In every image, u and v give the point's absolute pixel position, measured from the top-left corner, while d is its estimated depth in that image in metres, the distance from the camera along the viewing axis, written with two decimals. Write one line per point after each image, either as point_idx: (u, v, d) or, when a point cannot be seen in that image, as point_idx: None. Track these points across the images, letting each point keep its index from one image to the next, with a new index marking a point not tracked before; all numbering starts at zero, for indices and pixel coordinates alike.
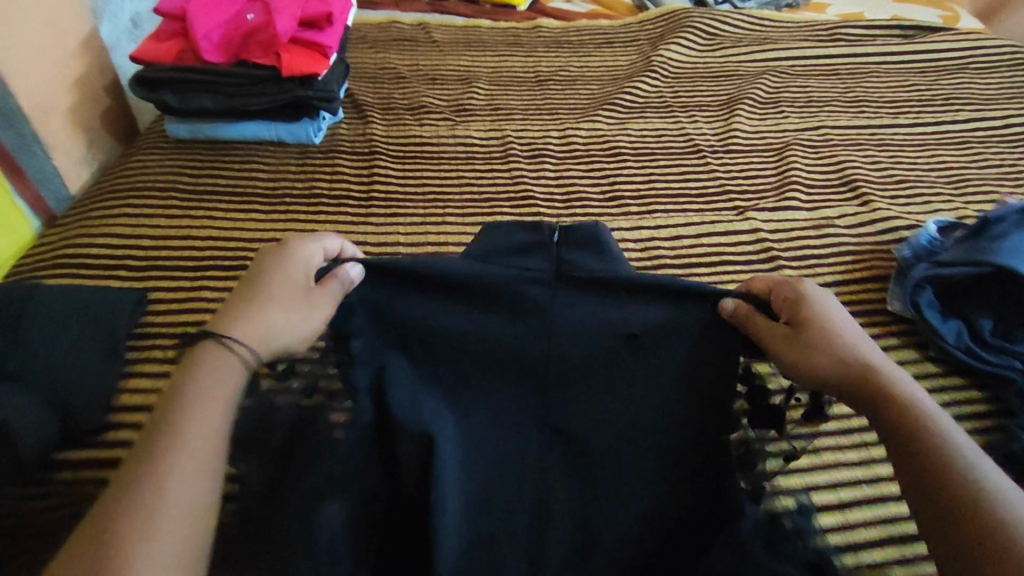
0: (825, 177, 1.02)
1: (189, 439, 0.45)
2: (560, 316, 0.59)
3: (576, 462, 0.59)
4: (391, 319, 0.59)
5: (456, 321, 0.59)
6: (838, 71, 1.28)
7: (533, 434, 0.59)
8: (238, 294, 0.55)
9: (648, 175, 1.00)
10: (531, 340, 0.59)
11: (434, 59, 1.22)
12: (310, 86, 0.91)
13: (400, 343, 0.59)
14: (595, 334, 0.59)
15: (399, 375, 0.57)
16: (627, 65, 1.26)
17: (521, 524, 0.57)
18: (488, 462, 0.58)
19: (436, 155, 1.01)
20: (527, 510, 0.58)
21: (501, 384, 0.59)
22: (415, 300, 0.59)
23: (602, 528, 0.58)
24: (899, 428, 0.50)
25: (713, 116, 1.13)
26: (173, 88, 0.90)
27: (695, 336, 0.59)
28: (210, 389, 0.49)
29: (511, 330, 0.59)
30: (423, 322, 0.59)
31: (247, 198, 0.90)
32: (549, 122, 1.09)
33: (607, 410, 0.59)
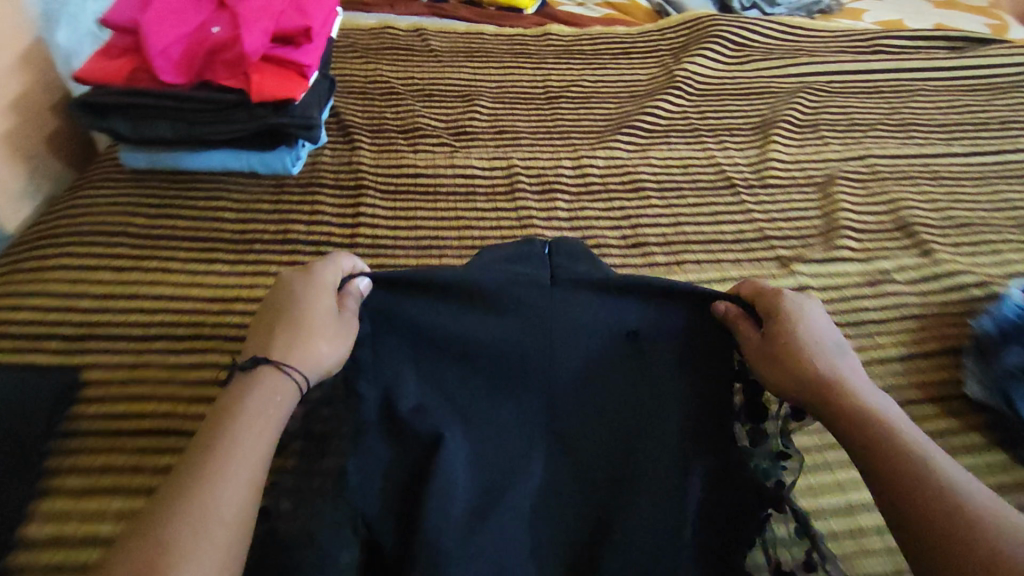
0: (876, 218, 0.89)
1: (240, 450, 0.43)
2: (560, 316, 0.55)
3: (580, 474, 0.52)
4: (394, 322, 0.54)
5: (457, 324, 0.54)
6: (881, 90, 1.15)
7: (532, 443, 0.52)
8: (264, 324, 0.52)
9: (675, 214, 0.87)
10: (532, 339, 0.54)
11: (431, 71, 1.09)
12: (286, 112, 0.78)
13: (404, 346, 0.54)
14: (598, 335, 0.55)
15: (410, 385, 0.52)
16: (647, 79, 1.12)
17: (522, 544, 0.50)
18: (489, 474, 0.51)
19: (433, 191, 0.88)
20: (527, 529, 0.51)
21: (499, 390, 0.54)
22: (423, 306, 0.55)
23: (614, 550, 0.49)
24: (882, 443, 0.46)
25: (745, 143, 1.00)
26: (124, 113, 0.77)
27: (690, 338, 0.56)
28: (261, 402, 0.46)
29: (509, 330, 0.54)
30: (423, 325, 0.54)
31: (210, 244, 0.77)
32: (561, 148, 0.96)
33: (608, 416, 0.54)
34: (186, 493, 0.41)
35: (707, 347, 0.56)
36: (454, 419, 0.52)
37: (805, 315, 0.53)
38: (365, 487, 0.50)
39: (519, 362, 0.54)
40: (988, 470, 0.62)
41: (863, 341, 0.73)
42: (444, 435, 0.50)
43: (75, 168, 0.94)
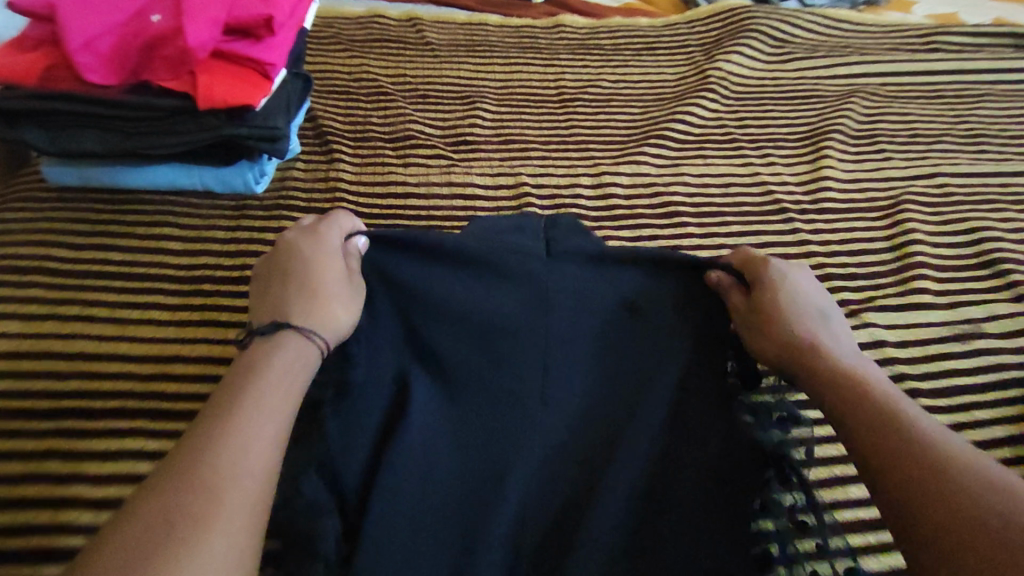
0: (954, 250, 0.75)
1: (260, 417, 0.38)
2: (547, 280, 0.52)
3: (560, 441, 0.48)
4: (386, 283, 0.52)
5: (442, 285, 0.52)
6: (944, 94, 1.00)
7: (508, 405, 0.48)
8: (268, 292, 0.48)
9: (715, 246, 0.73)
10: (516, 300, 0.51)
11: (426, 67, 0.94)
12: (242, 120, 0.64)
13: (389, 306, 0.51)
14: (588, 303, 0.52)
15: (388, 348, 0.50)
16: (676, 80, 0.97)
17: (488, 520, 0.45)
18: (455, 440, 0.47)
19: (427, 215, 0.74)
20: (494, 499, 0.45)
21: (478, 348, 0.50)
22: (415, 267, 0.53)
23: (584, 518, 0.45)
24: (862, 400, 0.41)
25: (793, 157, 0.85)
26: (40, 123, 0.62)
27: (687, 310, 0.53)
28: (274, 367, 0.41)
29: (493, 292, 0.52)
30: (411, 286, 0.51)
31: (150, 286, 0.65)
32: (578, 162, 0.82)
33: (591, 381, 0.50)
34: (183, 475, 0.35)
35: (707, 320, 0.52)
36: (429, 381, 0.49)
37: (791, 281, 0.51)
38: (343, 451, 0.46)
39: (499, 324, 0.50)
40: None
41: None
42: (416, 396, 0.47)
43: None
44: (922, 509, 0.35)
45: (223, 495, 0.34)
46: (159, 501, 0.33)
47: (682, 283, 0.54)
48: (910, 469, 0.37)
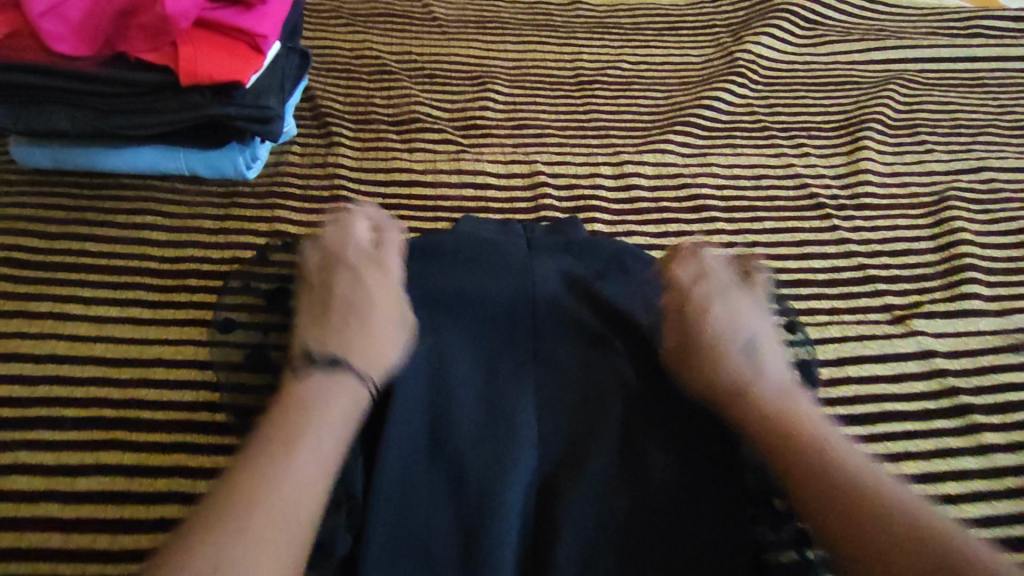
0: (1004, 252, 0.69)
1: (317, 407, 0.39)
2: (540, 264, 0.50)
3: (557, 417, 0.43)
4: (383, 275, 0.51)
5: (437, 272, 0.50)
6: (987, 82, 0.93)
7: (499, 375, 0.44)
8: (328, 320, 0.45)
9: (746, 245, 0.68)
10: (507, 277, 0.49)
11: (433, 45, 0.87)
12: (230, 99, 0.58)
13: None
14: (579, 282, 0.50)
15: None
16: (701, 62, 0.90)
17: (466, 504, 0.40)
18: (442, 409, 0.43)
19: (433, 206, 0.68)
20: (479, 480, 0.40)
21: (473, 322, 0.47)
22: (409, 258, 0.52)
23: (577, 495, 0.40)
24: (792, 436, 0.39)
25: (829, 148, 0.79)
26: (7, 98, 0.57)
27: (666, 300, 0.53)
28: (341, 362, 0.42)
29: (485, 270, 0.49)
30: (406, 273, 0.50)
31: (129, 280, 0.60)
32: (597, 149, 0.76)
33: (584, 354, 0.46)
34: (224, 522, 0.33)
35: None
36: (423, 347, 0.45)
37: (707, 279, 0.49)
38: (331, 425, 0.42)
39: (494, 297, 0.48)
40: None
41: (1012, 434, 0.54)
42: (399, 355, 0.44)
43: None
44: (871, 542, 0.33)
45: (273, 510, 0.34)
46: (218, 509, 0.33)
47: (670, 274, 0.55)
48: (845, 512, 0.35)
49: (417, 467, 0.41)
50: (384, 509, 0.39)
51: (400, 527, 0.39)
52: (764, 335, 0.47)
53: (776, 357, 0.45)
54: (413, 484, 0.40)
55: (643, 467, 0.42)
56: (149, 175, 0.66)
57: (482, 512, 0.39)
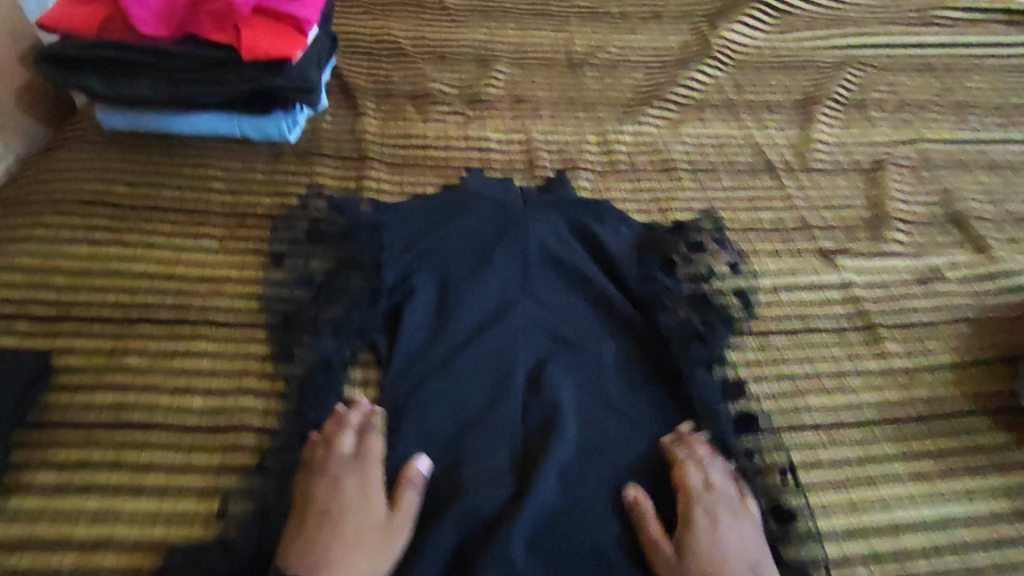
0: (928, 208, 0.81)
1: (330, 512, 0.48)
2: (529, 225, 0.67)
3: (534, 334, 0.61)
4: (406, 227, 0.68)
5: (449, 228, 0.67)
6: (933, 67, 1.05)
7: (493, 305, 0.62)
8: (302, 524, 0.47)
9: (707, 198, 0.79)
10: (501, 236, 0.66)
11: (444, 31, 1.00)
12: (280, 73, 0.70)
13: (405, 241, 0.66)
14: (557, 239, 0.67)
15: (400, 263, 0.64)
16: (679, 47, 1.03)
17: (470, 388, 0.57)
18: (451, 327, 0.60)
19: (443, 163, 0.80)
20: (480, 374, 0.58)
21: (475, 266, 0.64)
22: (425, 216, 0.69)
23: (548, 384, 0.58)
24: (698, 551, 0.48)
25: (786, 121, 0.92)
26: (99, 70, 0.69)
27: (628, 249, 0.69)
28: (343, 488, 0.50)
29: (484, 231, 0.66)
30: (424, 228, 0.67)
31: (198, 213, 0.70)
32: (584, 121, 0.88)
33: (554, 292, 0.64)
34: None
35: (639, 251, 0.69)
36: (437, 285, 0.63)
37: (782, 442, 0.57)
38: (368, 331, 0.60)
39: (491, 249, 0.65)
40: None
41: (915, 348, 0.66)
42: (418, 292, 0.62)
43: (52, 127, 0.84)
44: None
45: None
46: None
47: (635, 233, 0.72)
48: None
49: (435, 374, 0.58)
50: (404, 393, 0.57)
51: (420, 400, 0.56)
52: (743, 546, 0.49)
53: (751, 565, 0.48)
54: (428, 374, 0.58)
55: (593, 368, 0.60)
56: (209, 136, 0.77)
57: (480, 395, 0.57)
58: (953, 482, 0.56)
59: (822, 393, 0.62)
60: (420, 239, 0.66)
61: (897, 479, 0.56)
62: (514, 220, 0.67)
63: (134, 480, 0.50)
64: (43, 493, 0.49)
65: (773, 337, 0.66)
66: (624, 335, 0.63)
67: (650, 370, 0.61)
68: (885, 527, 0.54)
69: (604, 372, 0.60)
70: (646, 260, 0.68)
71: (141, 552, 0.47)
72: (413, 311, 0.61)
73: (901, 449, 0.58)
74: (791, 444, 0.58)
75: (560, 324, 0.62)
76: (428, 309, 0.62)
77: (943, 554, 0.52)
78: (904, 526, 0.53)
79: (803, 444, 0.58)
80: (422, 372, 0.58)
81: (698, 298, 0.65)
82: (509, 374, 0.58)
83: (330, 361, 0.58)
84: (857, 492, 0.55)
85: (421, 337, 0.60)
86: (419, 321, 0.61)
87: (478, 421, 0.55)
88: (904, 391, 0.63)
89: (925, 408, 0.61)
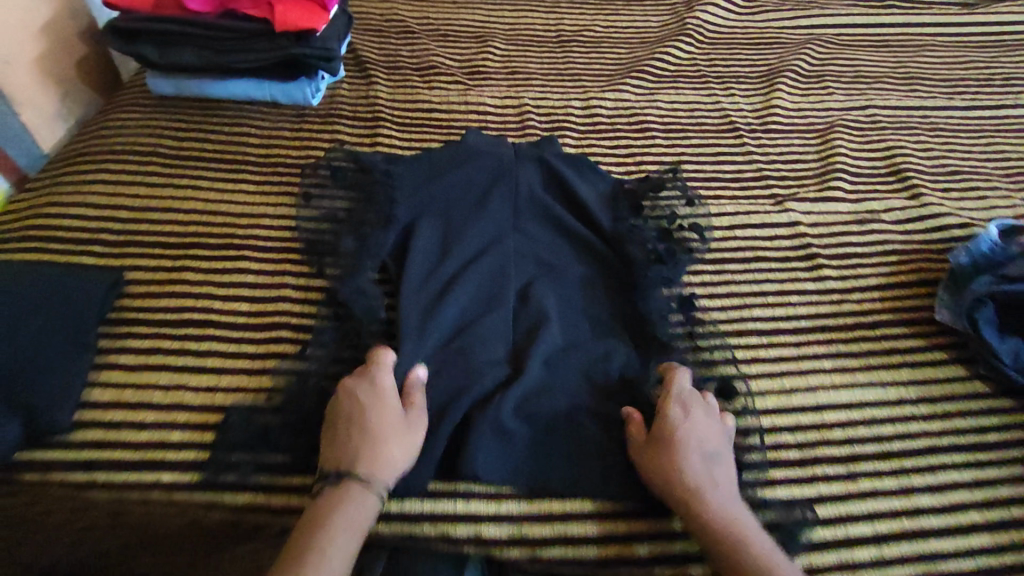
0: (872, 164, 0.93)
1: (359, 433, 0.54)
2: (519, 174, 0.78)
3: (522, 263, 0.71)
4: (409, 172, 0.77)
5: (449, 174, 0.76)
6: (889, 43, 1.15)
7: (487, 239, 0.72)
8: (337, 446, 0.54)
9: (678, 153, 0.91)
10: (494, 183, 0.76)
11: (446, 13, 1.11)
12: (307, 43, 0.82)
13: (410, 185, 0.76)
14: (543, 188, 0.78)
15: (405, 204, 0.74)
16: (658, 26, 1.14)
17: (468, 303, 0.67)
18: (451, 254, 0.70)
19: (447, 124, 0.92)
20: (476, 293, 0.67)
21: (471, 207, 0.74)
22: (428, 164, 0.78)
23: (536, 301, 0.67)
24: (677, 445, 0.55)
25: (751, 90, 1.03)
26: (153, 41, 0.81)
27: (605, 195, 0.79)
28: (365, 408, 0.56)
29: (480, 178, 0.76)
30: (426, 173, 0.77)
31: (237, 164, 0.82)
32: (571, 89, 0.99)
33: (540, 230, 0.74)
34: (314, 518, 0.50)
35: (614, 197, 0.79)
36: (438, 221, 0.73)
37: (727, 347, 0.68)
38: (377, 254, 0.70)
39: (486, 194, 0.75)
40: (948, 386, 0.68)
41: (849, 274, 0.78)
42: (422, 226, 0.72)
43: (104, 96, 0.96)
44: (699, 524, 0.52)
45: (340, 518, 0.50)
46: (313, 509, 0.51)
47: (612, 183, 0.81)
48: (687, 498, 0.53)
49: (439, 289, 0.67)
50: (412, 302, 0.66)
51: (425, 309, 0.65)
52: (713, 444, 0.56)
53: (720, 459, 0.55)
54: (432, 290, 0.67)
55: (573, 291, 0.70)
56: (241, 100, 0.89)
57: (476, 309, 0.66)
58: (869, 377, 0.68)
59: (767, 306, 0.73)
60: (423, 182, 0.76)
61: (819, 372, 0.68)
62: (506, 169, 0.77)
63: (197, 364, 0.62)
64: (127, 371, 0.61)
65: (726, 264, 0.77)
66: (602, 259, 0.73)
67: (623, 290, 0.70)
68: (808, 407, 0.65)
69: (583, 295, 0.70)
70: (621, 203, 0.78)
71: (206, 414, 0.59)
72: (420, 238, 0.71)
73: (828, 350, 0.70)
74: (738, 345, 0.70)
75: (546, 256, 0.72)
76: (433, 238, 0.72)
77: (857, 426, 0.64)
78: (828, 405, 0.65)
79: (747, 346, 0.70)
80: (429, 286, 0.67)
81: (664, 230, 0.77)
82: (503, 291, 0.68)
83: (351, 270, 0.68)
84: (789, 380, 0.67)
85: (428, 260, 0.70)
86: (425, 247, 0.70)
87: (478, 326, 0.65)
88: (835, 308, 0.74)
89: (851, 320, 0.73)
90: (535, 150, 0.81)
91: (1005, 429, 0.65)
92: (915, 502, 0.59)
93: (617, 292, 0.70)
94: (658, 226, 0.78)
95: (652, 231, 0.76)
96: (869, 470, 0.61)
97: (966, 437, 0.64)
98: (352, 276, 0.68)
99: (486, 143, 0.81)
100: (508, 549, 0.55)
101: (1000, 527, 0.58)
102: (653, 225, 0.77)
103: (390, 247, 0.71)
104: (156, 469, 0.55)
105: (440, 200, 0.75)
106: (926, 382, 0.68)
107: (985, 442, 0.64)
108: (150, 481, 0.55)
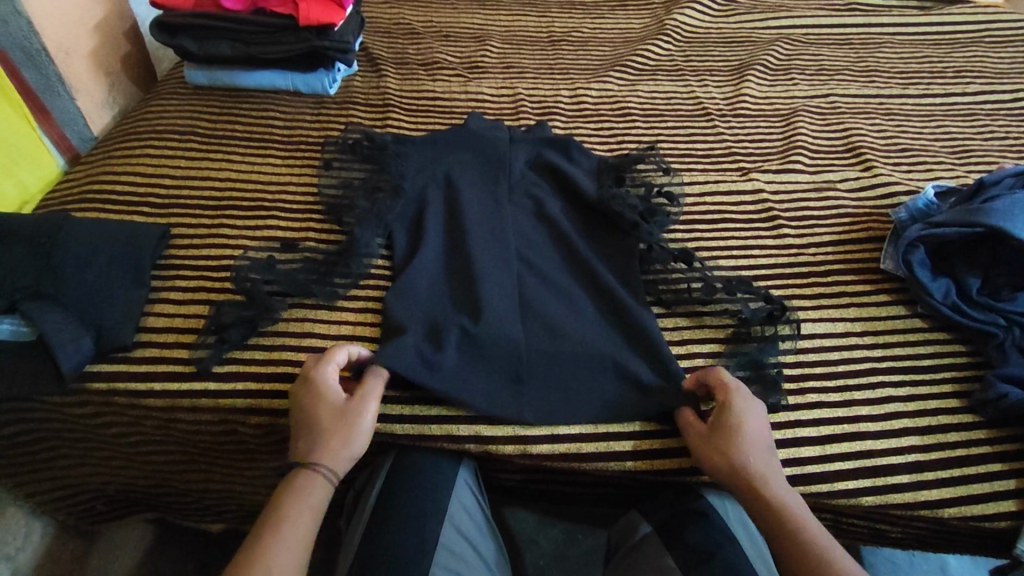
0: (831, 142, 1.03)
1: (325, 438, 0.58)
2: (515, 153, 0.86)
3: (520, 231, 0.79)
4: (415, 153, 0.86)
5: (453, 155, 0.85)
6: (851, 41, 1.27)
7: (487, 209, 0.80)
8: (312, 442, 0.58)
9: (655, 134, 1.02)
10: (491, 163, 0.85)
11: (448, 17, 1.23)
12: (327, 37, 0.94)
13: (420, 166, 0.85)
14: (537, 168, 0.86)
15: (411, 180, 0.83)
16: (641, 28, 1.26)
17: (468, 263, 0.75)
18: (456, 227, 0.78)
19: (450, 110, 1.03)
20: (476, 254, 0.75)
21: (473, 183, 0.83)
22: (433, 145, 0.86)
23: (530, 265, 0.76)
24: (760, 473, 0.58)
25: (723, 81, 1.14)
26: (192, 34, 0.94)
27: (593, 169, 0.87)
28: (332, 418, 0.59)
29: (480, 159, 0.85)
30: (432, 155, 0.86)
31: (264, 144, 0.93)
32: (560, 81, 1.11)
33: (535, 204, 0.82)
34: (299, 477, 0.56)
35: (599, 171, 0.87)
36: (444, 195, 0.82)
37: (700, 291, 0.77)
38: (391, 219, 0.79)
39: (486, 171, 0.84)
40: (891, 322, 0.78)
41: (807, 232, 0.88)
42: (427, 200, 0.81)
43: (143, 88, 1.08)
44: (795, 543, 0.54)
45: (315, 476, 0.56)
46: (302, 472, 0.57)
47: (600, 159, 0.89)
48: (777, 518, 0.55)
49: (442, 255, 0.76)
50: (418, 265, 0.74)
51: (430, 274, 0.74)
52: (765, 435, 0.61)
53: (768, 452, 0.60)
54: (438, 259, 0.76)
55: (562, 256, 0.78)
56: (267, 89, 1.01)
57: (476, 268, 0.74)
58: (819, 317, 0.77)
59: (730, 258, 0.84)
60: (430, 160, 0.85)
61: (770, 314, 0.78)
62: (503, 150, 0.86)
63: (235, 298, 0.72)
64: (176, 304, 0.71)
65: (697, 224, 0.87)
66: (591, 227, 0.81)
67: (611, 252, 0.78)
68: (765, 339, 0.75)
69: (571, 259, 0.77)
70: (607, 172, 0.87)
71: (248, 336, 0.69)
72: (429, 214, 0.79)
73: (787, 293, 0.80)
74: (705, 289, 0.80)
75: (540, 225, 0.80)
76: (440, 213, 0.80)
77: (809, 352, 0.74)
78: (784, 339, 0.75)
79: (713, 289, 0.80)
80: (439, 256, 0.76)
81: (646, 193, 0.86)
82: (508, 254, 0.76)
83: (363, 221, 0.78)
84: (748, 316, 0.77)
85: (434, 230, 0.78)
86: (434, 221, 0.79)
87: (483, 282, 0.73)
88: (791, 260, 0.84)
89: (802, 270, 0.83)
90: (531, 135, 0.89)
91: (940, 355, 0.74)
92: (855, 412, 0.69)
93: (604, 254, 0.78)
94: (640, 189, 0.87)
95: (634, 193, 0.85)
96: (816, 386, 0.70)
97: (903, 361, 0.74)
98: (365, 234, 0.77)
99: (487, 126, 0.89)
100: (503, 445, 0.64)
101: (928, 432, 0.68)
102: (636, 189, 0.86)
103: (398, 217, 0.80)
104: (202, 380, 0.65)
105: (444, 180, 0.83)
106: (872, 319, 0.78)
107: (921, 366, 0.73)
108: (198, 389, 0.64)
